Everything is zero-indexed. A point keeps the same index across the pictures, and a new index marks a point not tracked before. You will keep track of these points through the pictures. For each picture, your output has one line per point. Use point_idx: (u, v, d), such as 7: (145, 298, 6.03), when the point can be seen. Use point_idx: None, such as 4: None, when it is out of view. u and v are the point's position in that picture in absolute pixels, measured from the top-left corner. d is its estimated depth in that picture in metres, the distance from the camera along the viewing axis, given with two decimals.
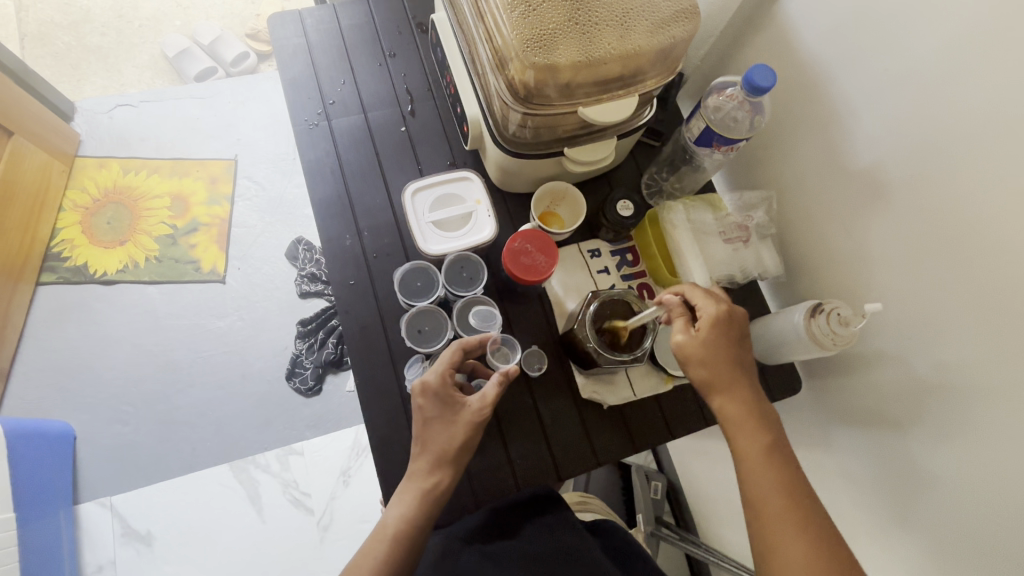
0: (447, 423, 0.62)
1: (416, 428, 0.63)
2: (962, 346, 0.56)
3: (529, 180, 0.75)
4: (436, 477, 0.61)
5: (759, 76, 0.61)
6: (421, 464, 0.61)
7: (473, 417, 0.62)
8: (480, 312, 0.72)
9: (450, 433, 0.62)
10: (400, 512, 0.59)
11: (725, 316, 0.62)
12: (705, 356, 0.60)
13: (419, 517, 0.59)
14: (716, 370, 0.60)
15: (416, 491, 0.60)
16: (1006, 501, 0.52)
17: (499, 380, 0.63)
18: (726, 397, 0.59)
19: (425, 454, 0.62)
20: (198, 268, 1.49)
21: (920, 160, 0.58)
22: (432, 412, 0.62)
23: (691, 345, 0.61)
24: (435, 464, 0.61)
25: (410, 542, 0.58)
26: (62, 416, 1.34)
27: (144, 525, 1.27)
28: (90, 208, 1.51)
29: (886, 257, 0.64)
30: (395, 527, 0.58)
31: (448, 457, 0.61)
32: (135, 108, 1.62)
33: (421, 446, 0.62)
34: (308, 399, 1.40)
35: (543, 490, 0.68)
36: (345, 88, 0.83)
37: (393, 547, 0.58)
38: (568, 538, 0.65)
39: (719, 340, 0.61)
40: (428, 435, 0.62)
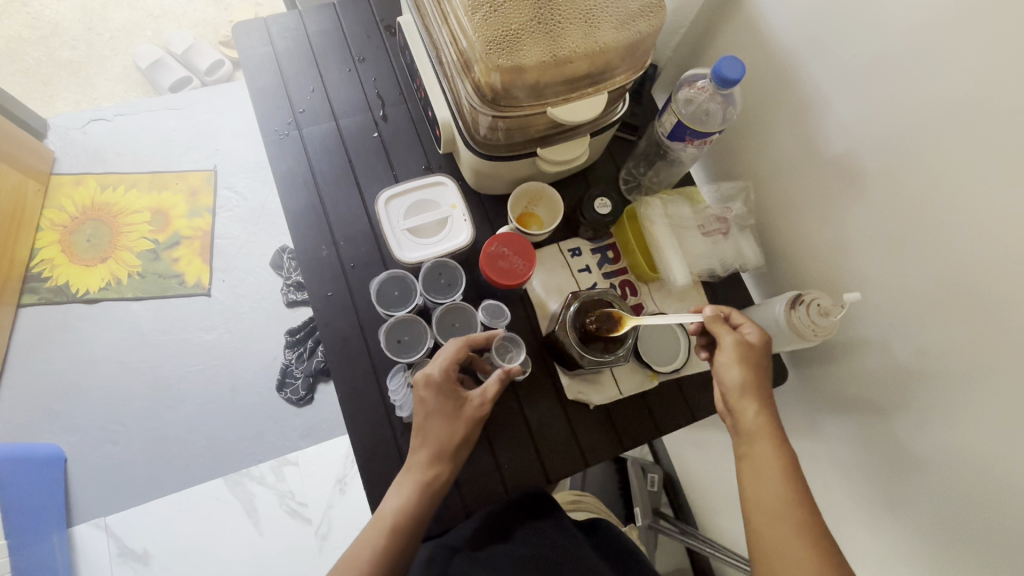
0: (450, 418, 0.61)
1: (422, 420, 0.61)
2: (942, 332, 0.56)
3: (504, 182, 0.74)
4: (435, 470, 0.60)
5: (727, 69, 0.60)
6: (420, 457, 0.60)
7: (474, 412, 0.61)
8: (488, 306, 0.71)
9: (452, 427, 0.61)
10: (400, 503, 0.58)
11: (763, 333, 0.62)
12: (742, 365, 0.59)
13: (418, 509, 0.58)
14: (756, 381, 0.59)
15: (415, 483, 0.59)
16: (989, 482, 0.53)
17: (502, 377, 0.63)
18: (753, 406, 0.58)
19: (424, 447, 0.61)
20: (182, 282, 1.47)
21: (893, 145, 0.58)
22: (436, 409, 0.61)
23: (732, 351, 0.60)
24: (435, 458, 0.60)
25: (409, 532, 0.57)
26: (51, 438, 1.32)
27: (140, 544, 1.26)
28: (69, 226, 1.49)
29: (864, 245, 0.63)
30: (393, 518, 0.57)
31: (448, 451, 0.60)
32: (110, 122, 1.60)
33: (422, 438, 0.61)
34: (300, 408, 1.39)
35: (529, 492, 0.68)
36: (314, 96, 0.82)
37: (393, 538, 0.56)
38: (558, 539, 0.64)
39: (758, 353, 0.61)
40: (430, 428, 0.61)
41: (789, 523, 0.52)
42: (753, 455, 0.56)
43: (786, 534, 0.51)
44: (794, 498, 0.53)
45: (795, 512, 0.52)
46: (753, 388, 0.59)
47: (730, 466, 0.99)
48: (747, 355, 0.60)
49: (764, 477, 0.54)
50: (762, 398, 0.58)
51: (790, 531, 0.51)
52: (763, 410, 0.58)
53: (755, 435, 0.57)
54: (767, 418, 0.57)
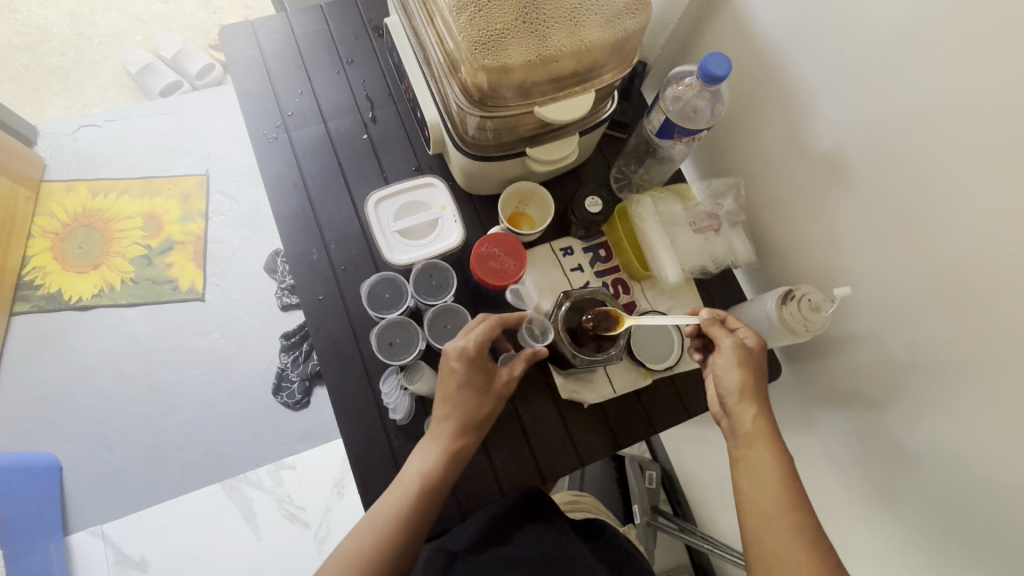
0: (479, 392, 0.63)
1: (452, 391, 0.62)
2: (933, 325, 0.56)
3: (495, 182, 0.74)
4: (462, 441, 0.62)
5: (713, 66, 0.60)
6: (448, 426, 0.62)
7: (501, 388, 0.64)
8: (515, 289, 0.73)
9: (480, 401, 0.63)
10: (425, 469, 0.60)
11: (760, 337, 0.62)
12: (739, 368, 0.59)
13: (443, 475, 0.60)
14: (752, 383, 0.59)
15: (442, 450, 0.61)
16: (976, 475, 0.53)
17: (529, 356, 0.65)
18: (751, 409, 0.58)
19: (452, 417, 0.62)
20: (176, 287, 1.47)
21: (881, 139, 0.58)
22: (466, 382, 0.62)
23: (731, 354, 0.60)
24: (462, 429, 0.62)
25: (432, 497, 0.59)
26: (46, 447, 1.32)
27: (138, 551, 1.26)
28: (61, 233, 1.48)
29: (854, 240, 0.63)
30: (420, 482, 0.59)
31: (474, 424, 0.63)
32: (100, 127, 1.59)
33: (451, 408, 0.62)
34: (297, 412, 1.39)
35: (525, 493, 0.66)
36: (303, 99, 0.81)
37: (419, 500, 0.58)
38: (554, 542, 0.64)
39: (755, 356, 0.61)
40: (458, 400, 0.63)
41: (784, 527, 0.51)
42: (750, 458, 0.56)
43: (781, 536, 0.51)
44: (790, 502, 0.53)
45: (792, 516, 0.52)
46: (752, 391, 0.59)
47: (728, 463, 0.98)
48: (743, 358, 0.60)
49: (759, 479, 0.55)
50: (760, 401, 0.59)
51: (784, 534, 0.51)
52: (760, 413, 0.58)
53: (753, 438, 0.57)
54: (764, 421, 0.57)
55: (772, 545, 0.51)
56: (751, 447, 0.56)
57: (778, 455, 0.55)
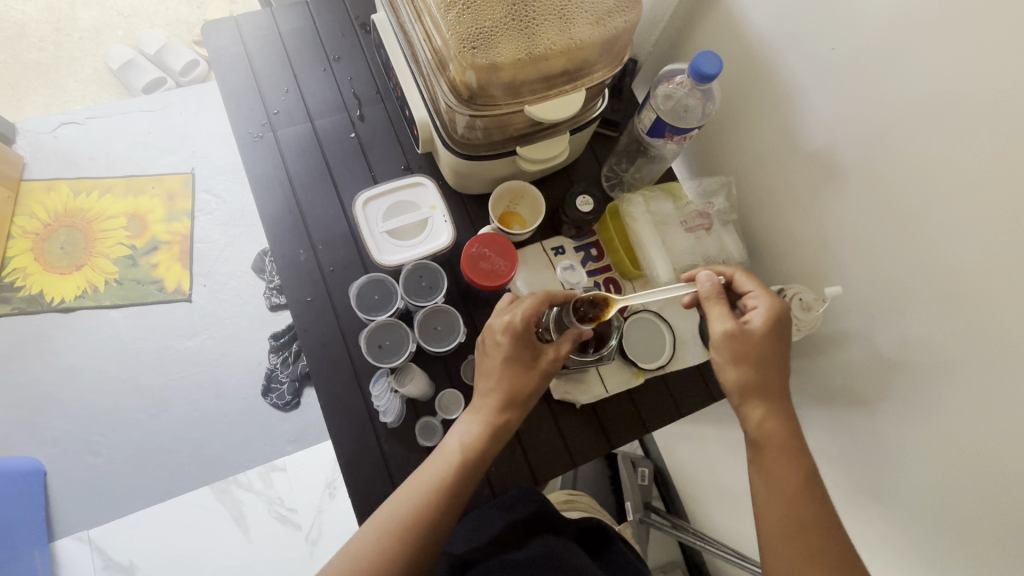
0: (525, 367, 0.60)
1: (498, 363, 0.60)
2: (924, 324, 0.56)
3: (485, 181, 0.73)
4: (505, 415, 0.59)
5: (705, 64, 0.60)
6: (493, 399, 0.59)
7: (548, 365, 0.61)
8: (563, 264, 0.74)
9: (525, 376, 0.60)
10: (468, 440, 0.58)
11: (774, 306, 0.58)
12: (735, 362, 0.57)
13: (486, 448, 0.58)
14: (754, 376, 0.56)
15: (485, 423, 0.59)
16: (963, 473, 0.54)
17: (576, 335, 0.63)
18: (759, 410, 0.56)
19: (498, 390, 0.60)
20: (162, 288, 1.44)
21: (872, 138, 0.58)
22: (513, 355, 0.60)
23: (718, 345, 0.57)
24: (507, 403, 0.59)
25: (472, 471, 0.57)
26: (30, 451, 1.29)
27: (126, 556, 1.24)
28: (42, 233, 1.44)
29: (845, 239, 0.64)
30: (461, 452, 0.57)
31: (519, 399, 0.60)
32: (81, 125, 1.55)
33: (496, 381, 0.60)
34: (287, 413, 1.37)
35: (524, 493, 0.66)
36: (288, 97, 0.80)
37: (460, 473, 0.56)
38: (559, 545, 0.60)
39: (755, 345, 0.57)
40: (504, 373, 0.60)
41: (794, 549, 0.50)
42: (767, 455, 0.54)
43: (784, 549, 0.50)
44: (797, 517, 0.51)
45: (811, 539, 0.50)
46: (756, 381, 0.56)
47: (721, 459, 0.99)
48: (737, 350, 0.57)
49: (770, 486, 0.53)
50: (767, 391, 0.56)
51: (784, 547, 0.50)
52: (768, 411, 0.56)
53: (764, 443, 0.55)
54: (774, 422, 0.55)
55: (772, 555, 0.51)
56: (773, 447, 0.54)
57: (803, 466, 0.53)
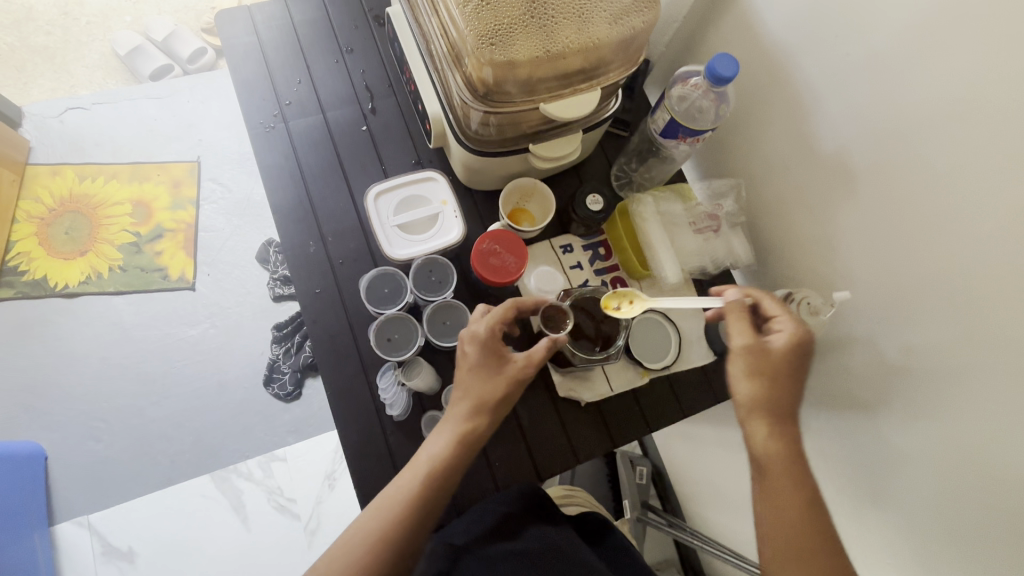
0: (491, 375, 0.60)
1: (464, 373, 0.61)
2: (928, 331, 0.57)
3: (496, 177, 0.73)
4: (473, 423, 0.59)
5: (721, 66, 0.60)
6: (459, 408, 0.60)
7: (517, 373, 0.60)
8: (541, 273, 0.75)
9: (491, 384, 0.60)
10: (436, 451, 0.58)
11: (797, 330, 0.59)
12: (759, 373, 0.58)
13: (455, 459, 0.58)
14: (772, 393, 0.57)
15: (454, 433, 0.59)
16: (962, 478, 0.55)
17: (550, 343, 0.61)
18: (763, 429, 0.56)
19: (464, 400, 0.60)
20: (165, 276, 1.44)
21: (884, 146, 0.58)
22: (478, 364, 0.60)
23: (741, 363, 0.59)
24: (474, 411, 0.59)
25: (443, 480, 0.57)
26: (31, 435, 1.30)
27: (125, 542, 1.25)
28: (46, 218, 1.44)
29: (853, 245, 0.64)
30: (430, 465, 0.57)
31: (486, 407, 0.60)
32: (88, 110, 1.55)
33: (462, 390, 0.60)
34: (288, 403, 1.37)
35: (527, 487, 0.66)
36: (301, 87, 0.80)
37: (429, 482, 0.56)
38: (557, 536, 0.63)
39: (774, 361, 0.58)
40: (471, 382, 0.60)
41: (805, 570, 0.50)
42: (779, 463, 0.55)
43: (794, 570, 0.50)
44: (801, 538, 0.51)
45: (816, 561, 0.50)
46: (768, 394, 0.57)
47: (720, 459, 0.99)
48: (756, 368, 0.58)
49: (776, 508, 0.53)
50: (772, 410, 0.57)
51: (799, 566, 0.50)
52: (771, 430, 0.56)
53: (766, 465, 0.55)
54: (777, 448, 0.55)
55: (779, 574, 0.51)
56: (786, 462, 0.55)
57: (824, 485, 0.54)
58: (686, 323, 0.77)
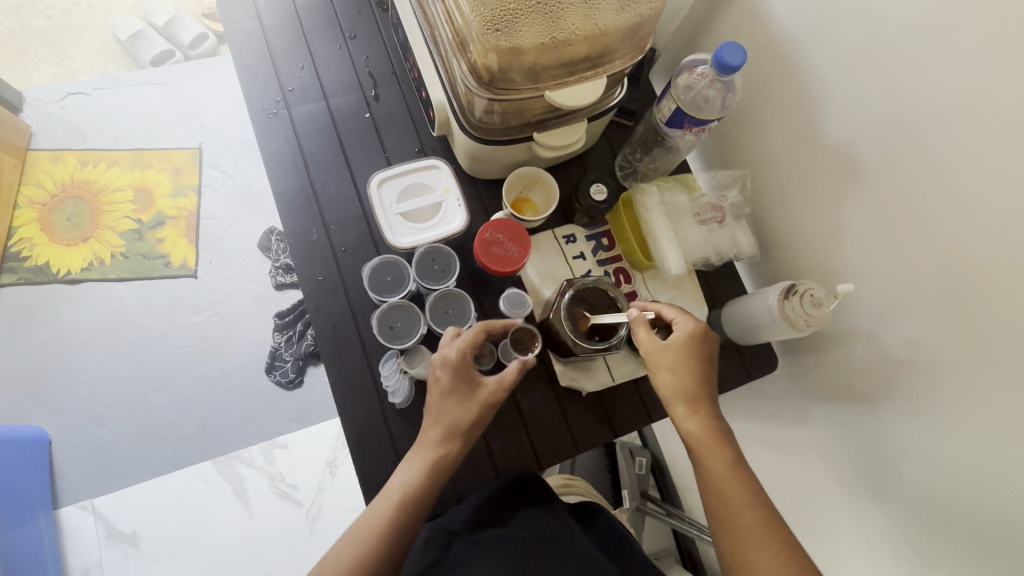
0: (464, 400, 0.61)
1: (435, 399, 0.62)
2: (931, 324, 0.57)
3: (500, 166, 0.73)
4: (445, 448, 0.60)
5: (729, 55, 0.59)
6: (432, 434, 0.61)
7: (488, 397, 0.61)
8: (512, 297, 0.71)
9: (464, 409, 0.61)
10: (409, 477, 0.59)
11: (690, 324, 0.63)
12: (666, 367, 0.62)
13: (428, 485, 0.59)
14: (682, 381, 0.62)
15: (426, 459, 0.60)
16: (961, 470, 0.55)
17: (520, 365, 0.62)
18: (686, 413, 0.61)
19: (437, 425, 0.61)
20: (167, 263, 1.44)
21: (892, 137, 0.57)
22: (448, 390, 0.61)
23: (653, 359, 0.63)
24: (447, 436, 0.61)
25: (417, 507, 0.58)
26: (35, 420, 1.31)
27: (129, 526, 1.26)
28: (48, 203, 1.44)
29: (858, 237, 0.64)
30: (403, 492, 0.58)
31: (459, 432, 0.61)
32: (89, 96, 1.54)
33: (435, 415, 0.61)
34: (290, 391, 1.38)
35: (519, 476, 0.67)
36: (304, 74, 0.79)
37: (402, 512, 0.57)
38: (551, 520, 0.64)
39: (683, 352, 0.62)
40: (444, 408, 0.61)
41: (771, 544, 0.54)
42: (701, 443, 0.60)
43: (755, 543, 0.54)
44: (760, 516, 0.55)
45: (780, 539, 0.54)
46: (681, 382, 0.62)
47: None
48: (668, 361, 0.62)
49: (718, 484, 0.58)
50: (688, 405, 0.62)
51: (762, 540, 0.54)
52: (690, 414, 0.61)
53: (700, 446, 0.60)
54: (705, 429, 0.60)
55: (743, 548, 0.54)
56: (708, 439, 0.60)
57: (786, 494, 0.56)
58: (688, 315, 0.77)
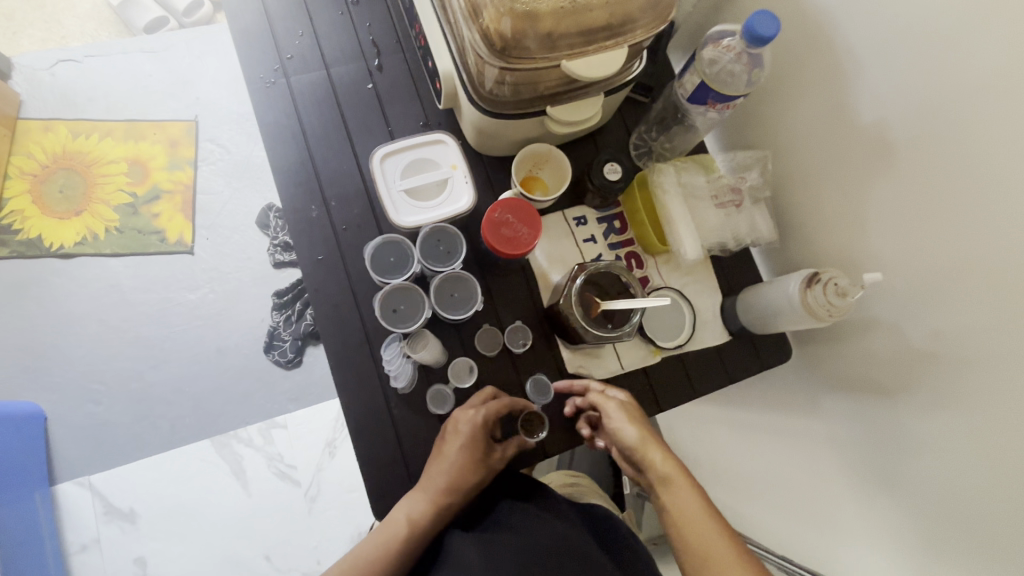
0: (478, 458, 0.62)
1: (453, 447, 0.61)
2: (960, 316, 0.54)
3: (509, 142, 0.69)
4: (451, 500, 0.60)
5: (760, 25, 0.55)
6: (441, 483, 0.60)
7: (497, 463, 0.64)
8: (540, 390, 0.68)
9: (475, 466, 0.62)
10: (412, 518, 0.59)
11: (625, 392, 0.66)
12: (630, 419, 0.62)
13: (428, 531, 0.59)
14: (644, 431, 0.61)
15: (432, 507, 0.60)
16: (981, 467, 0.53)
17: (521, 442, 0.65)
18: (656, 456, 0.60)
19: (447, 475, 0.60)
20: (163, 239, 1.41)
21: (928, 117, 0.54)
22: (466, 446, 0.61)
23: (619, 411, 0.62)
24: (454, 488, 0.60)
25: (415, 546, 0.59)
26: (30, 395, 1.29)
27: (126, 503, 1.25)
28: (39, 175, 1.40)
29: (885, 224, 0.61)
30: (404, 530, 0.59)
31: (467, 487, 0.61)
32: (80, 64, 1.48)
33: (447, 464, 0.61)
34: (289, 371, 1.36)
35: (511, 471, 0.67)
36: (303, 41, 0.75)
37: (400, 548, 0.58)
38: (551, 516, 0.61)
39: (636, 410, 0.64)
40: (459, 461, 0.61)
41: None
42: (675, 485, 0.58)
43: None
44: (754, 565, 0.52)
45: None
46: (644, 433, 0.61)
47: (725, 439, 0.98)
48: (627, 411, 0.62)
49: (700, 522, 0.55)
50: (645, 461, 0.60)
51: None
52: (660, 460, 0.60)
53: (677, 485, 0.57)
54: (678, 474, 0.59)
55: None
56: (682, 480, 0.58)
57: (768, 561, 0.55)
58: (701, 302, 0.75)
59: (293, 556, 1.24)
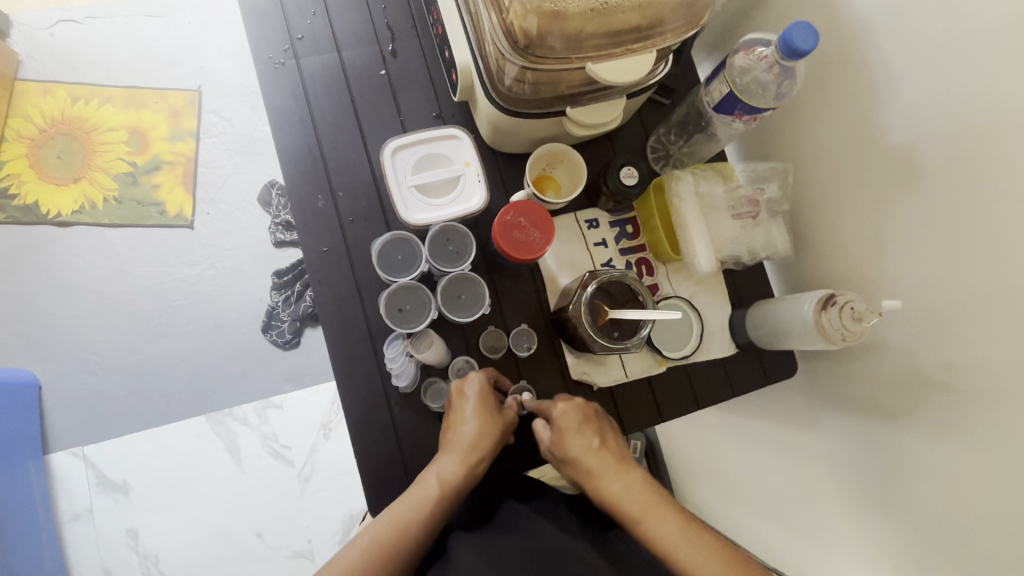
0: (493, 413, 0.62)
1: (468, 408, 0.61)
2: (972, 349, 0.53)
3: (523, 140, 0.67)
4: (480, 453, 0.60)
5: (798, 37, 0.53)
6: (466, 438, 0.60)
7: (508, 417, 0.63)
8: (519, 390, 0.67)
9: (494, 420, 0.61)
10: (445, 477, 0.58)
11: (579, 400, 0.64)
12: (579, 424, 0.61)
13: (463, 487, 0.58)
14: (590, 435, 0.60)
15: (463, 461, 0.59)
16: (981, 501, 0.52)
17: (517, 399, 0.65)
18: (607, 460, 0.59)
19: (472, 429, 0.60)
20: (162, 211, 1.38)
21: (963, 136, 0.52)
22: (483, 402, 0.62)
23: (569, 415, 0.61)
24: (482, 440, 0.60)
25: (451, 504, 0.58)
26: (25, 364, 1.28)
27: (119, 475, 1.26)
28: (37, 139, 1.37)
29: (906, 248, 0.59)
30: (439, 488, 0.57)
31: (492, 439, 0.61)
32: (79, 25, 1.43)
33: (469, 421, 0.61)
34: (286, 351, 1.35)
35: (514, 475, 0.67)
36: (316, 21, 0.72)
37: (436, 507, 0.57)
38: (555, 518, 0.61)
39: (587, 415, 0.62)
40: (481, 416, 0.61)
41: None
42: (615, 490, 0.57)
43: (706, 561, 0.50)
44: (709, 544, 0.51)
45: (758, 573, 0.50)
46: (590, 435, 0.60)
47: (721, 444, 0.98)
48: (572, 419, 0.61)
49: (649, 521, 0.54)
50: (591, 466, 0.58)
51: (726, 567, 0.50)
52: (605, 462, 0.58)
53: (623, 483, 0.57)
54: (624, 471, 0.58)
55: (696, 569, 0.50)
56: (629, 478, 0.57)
57: None
58: (709, 312, 0.74)
59: (284, 535, 1.25)
